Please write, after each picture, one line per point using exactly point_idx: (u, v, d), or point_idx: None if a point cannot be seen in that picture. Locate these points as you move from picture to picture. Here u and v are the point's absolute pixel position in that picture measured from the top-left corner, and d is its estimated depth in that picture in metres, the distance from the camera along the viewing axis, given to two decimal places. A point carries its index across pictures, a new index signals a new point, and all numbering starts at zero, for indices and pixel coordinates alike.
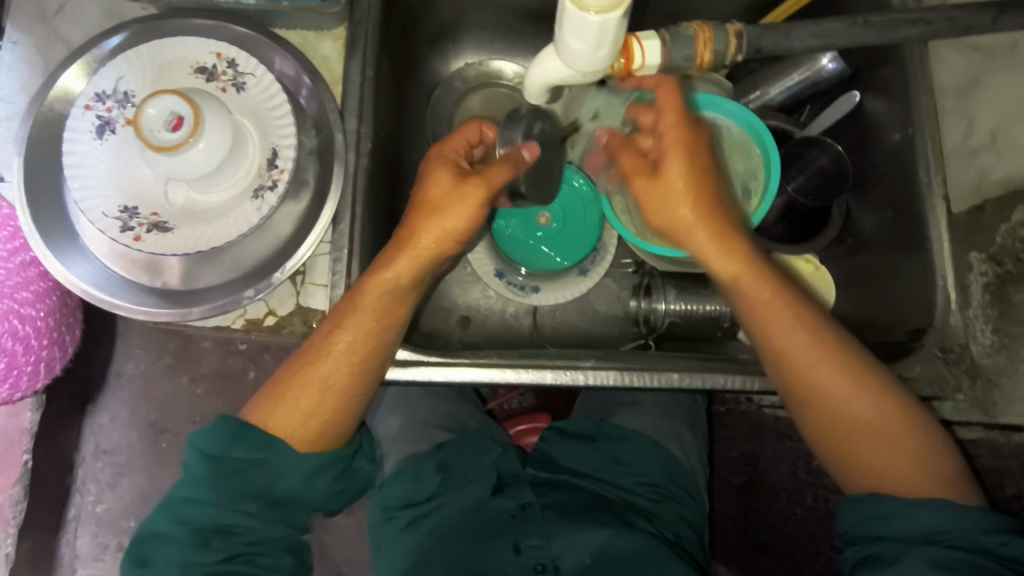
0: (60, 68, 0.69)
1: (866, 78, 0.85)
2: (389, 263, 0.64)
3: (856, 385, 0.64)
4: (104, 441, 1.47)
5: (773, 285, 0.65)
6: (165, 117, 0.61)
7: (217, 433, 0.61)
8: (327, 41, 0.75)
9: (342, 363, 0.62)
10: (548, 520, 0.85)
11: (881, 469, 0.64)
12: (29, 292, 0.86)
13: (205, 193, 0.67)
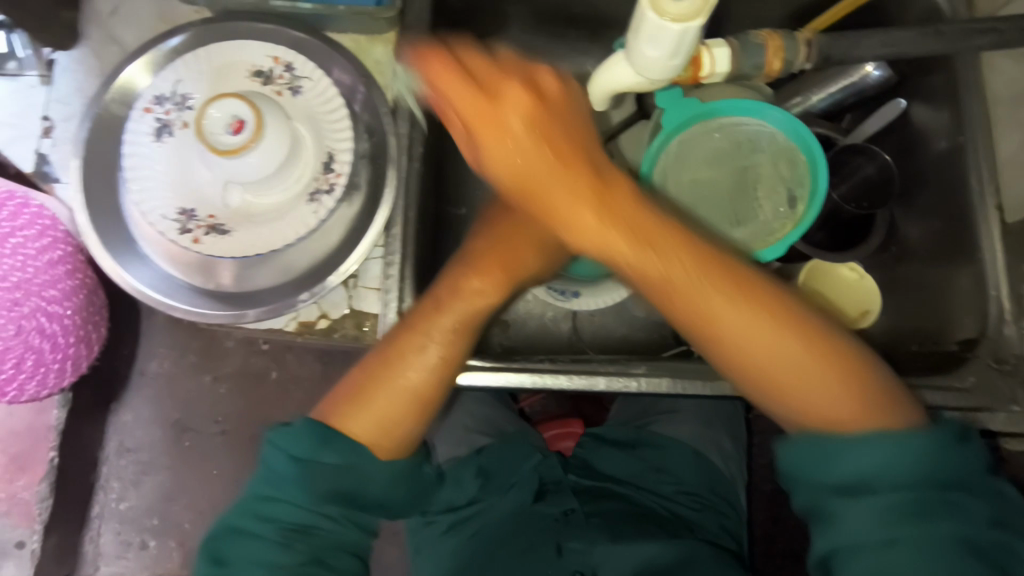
0: (125, 61, 0.69)
1: (914, 86, 0.85)
2: (482, 276, 0.69)
3: (748, 315, 0.56)
4: (128, 439, 1.47)
5: (638, 238, 0.58)
6: (227, 120, 0.62)
7: (304, 435, 0.62)
8: (378, 45, 0.75)
9: (425, 363, 0.66)
10: (593, 528, 0.84)
11: (801, 402, 0.55)
12: (56, 291, 0.90)
13: (260, 196, 0.67)
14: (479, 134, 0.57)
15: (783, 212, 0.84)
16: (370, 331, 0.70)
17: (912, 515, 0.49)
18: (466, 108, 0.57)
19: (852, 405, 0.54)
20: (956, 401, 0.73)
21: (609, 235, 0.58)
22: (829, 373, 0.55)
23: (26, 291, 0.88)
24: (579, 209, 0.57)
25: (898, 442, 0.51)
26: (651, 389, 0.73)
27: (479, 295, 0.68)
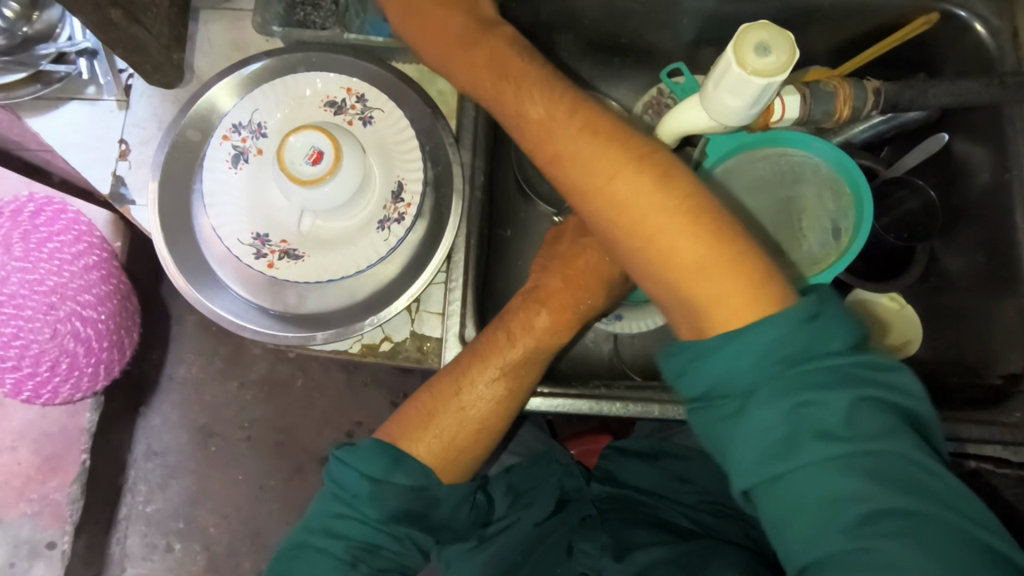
0: (207, 85, 0.73)
1: (956, 121, 0.87)
2: (551, 314, 0.71)
3: (618, 165, 0.54)
4: (156, 442, 1.48)
5: (547, 98, 0.59)
6: (307, 151, 0.65)
7: (378, 455, 0.63)
8: (441, 75, 0.78)
9: (492, 391, 0.68)
10: (609, 524, 0.90)
11: (674, 267, 0.52)
12: (91, 295, 1.05)
13: (331, 222, 0.70)
14: (412, 31, 0.66)
15: (829, 242, 0.86)
16: (431, 354, 0.72)
17: (784, 421, 0.45)
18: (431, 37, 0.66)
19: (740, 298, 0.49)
20: (1000, 436, 0.76)
21: (559, 144, 0.58)
22: (710, 255, 0.51)
23: (61, 297, 1.02)
24: (552, 127, 0.58)
25: (746, 325, 0.47)
26: None
27: (545, 330, 0.71)
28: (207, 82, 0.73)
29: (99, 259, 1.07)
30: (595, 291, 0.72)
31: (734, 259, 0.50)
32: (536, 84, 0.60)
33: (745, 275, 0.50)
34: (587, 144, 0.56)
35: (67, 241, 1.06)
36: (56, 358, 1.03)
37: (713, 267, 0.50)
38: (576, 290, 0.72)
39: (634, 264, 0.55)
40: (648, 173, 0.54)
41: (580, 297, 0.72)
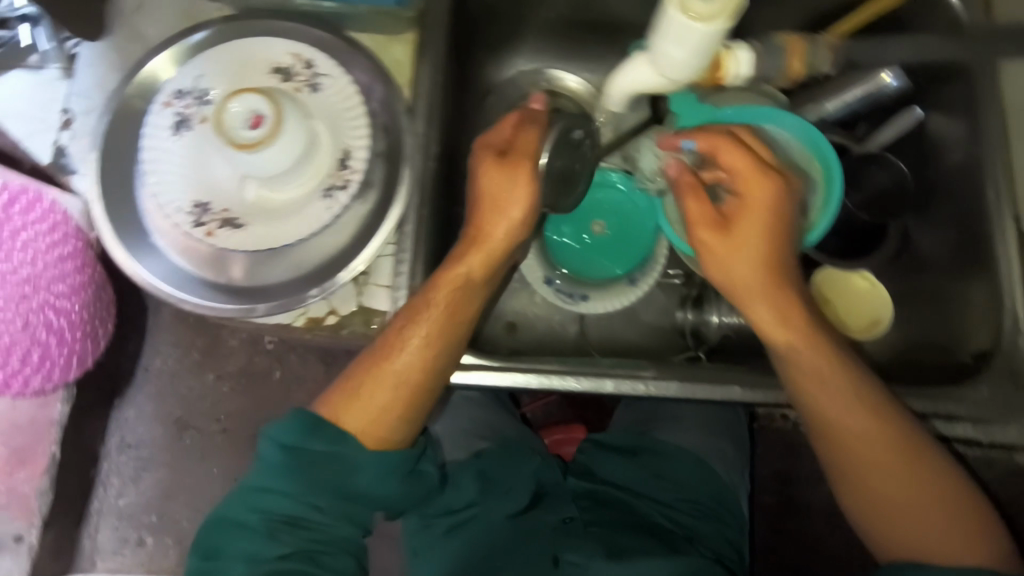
0: (147, 55, 0.70)
1: (932, 96, 0.84)
2: (469, 251, 0.71)
3: (876, 426, 0.63)
4: (129, 435, 1.45)
5: (814, 348, 0.64)
6: (246, 115, 0.62)
7: (294, 426, 0.67)
8: (397, 45, 0.75)
9: (416, 353, 0.68)
10: (589, 537, 0.88)
11: (918, 533, 0.63)
12: (65, 287, 0.97)
13: (277, 193, 0.68)
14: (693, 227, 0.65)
15: (797, 221, 0.79)
16: (378, 328, 0.71)
17: None
18: (732, 165, 0.65)
19: (946, 503, 0.63)
20: (969, 411, 0.71)
21: (802, 360, 0.64)
22: (883, 444, 0.63)
23: (34, 287, 0.94)
24: (760, 279, 0.64)
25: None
26: (659, 393, 0.74)
27: (466, 280, 0.70)
28: (149, 52, 0.70)
29: (76, 248, 0.97)
30: (505, 233, 0.71)
31: (911, 445, 0.63)
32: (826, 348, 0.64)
33: (937, 477, 0.63)
34: (783, 303, 0.65)
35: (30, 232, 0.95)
36: (26, 350, 0.99)
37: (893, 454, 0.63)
38: (479, 218, 0.71)
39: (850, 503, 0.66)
40: (828, 354, 0.64)
41: (484, 228, 0.71)
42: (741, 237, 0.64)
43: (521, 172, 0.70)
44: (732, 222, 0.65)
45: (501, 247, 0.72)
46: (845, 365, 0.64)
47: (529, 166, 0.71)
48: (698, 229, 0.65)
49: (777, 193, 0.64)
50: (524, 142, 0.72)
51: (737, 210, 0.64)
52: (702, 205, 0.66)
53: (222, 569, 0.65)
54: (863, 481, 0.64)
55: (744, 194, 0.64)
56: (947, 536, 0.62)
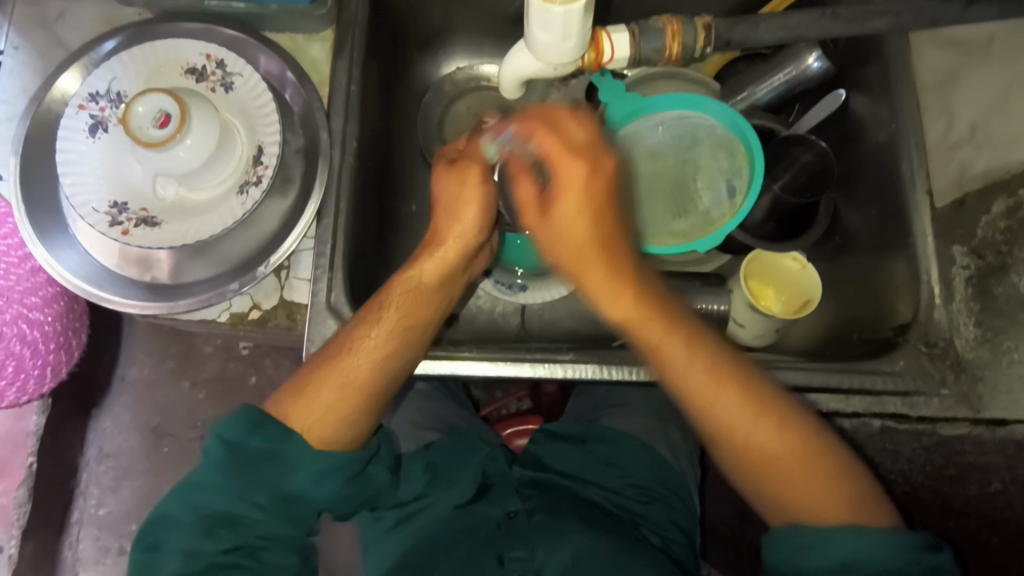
0: (57, 71, 0.73)
1: (850, 77, 0.84)
2: (424, 254, 0.70)
3: (738, 402, 0.65)
4: (107, 444, 1.32)
5: (671, 328, 0.65)
6: (154, 115, 0.64)
7: (237, 422, 0.64)
8: (315, 43, 0.77)
9: (366, 361, 0.67)
10: (534, 528, 0.81)
11: (802, 502, 0.64)
12: (39, 297, 0.85)
13: (195, 190, 0.70)
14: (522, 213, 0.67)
15: (724, 203, 0.83)
16: (301, 322, 0.72)
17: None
18: (545, 152, 0.65)
19: (837, 478, 0.64)
20: (887, 385, 0.72)
21: (649, 337, 0.65)
22: (747, 405, 0.65)
23: (5, 301, 0.82)
24: (588, 254, 0.64)
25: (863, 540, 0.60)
26: (577, 376, 0.73)
27: (418, 283, 0.69)
28: (59, 66, 0.73)
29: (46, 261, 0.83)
30: (458, 239, 0.70)
31: (760, 403, 0.65)
32: (666, 322, 0.65)
33: (812, 440, 0.64)
34: (617, 268, 0.65)
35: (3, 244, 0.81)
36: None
37: (758, 419, 0.64)
38: (438, 223, 0.71)
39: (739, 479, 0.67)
40: (663, 318, 0.65)
41: (441, 234, 0.71)
42: (563, 223, 0.64)
43: (473, 174, 0.70)
44: (551, 204, 0.65)
45: (452, 254, 0.71)
46: (689, 331, 0.66)
47: (484, 170, 0.71)
48: (528, 215, 0.67)
49: (603, 177, 0.64)
50: (475, 144, 0.73)
51: (555, 196, 0.64)
52: (530, 186, 0.67)
53: (159, 564, 0.62)
54: (751, 454, 0.65)
55: (559, 179, 0.64)
56: (830, 503, 0.63)
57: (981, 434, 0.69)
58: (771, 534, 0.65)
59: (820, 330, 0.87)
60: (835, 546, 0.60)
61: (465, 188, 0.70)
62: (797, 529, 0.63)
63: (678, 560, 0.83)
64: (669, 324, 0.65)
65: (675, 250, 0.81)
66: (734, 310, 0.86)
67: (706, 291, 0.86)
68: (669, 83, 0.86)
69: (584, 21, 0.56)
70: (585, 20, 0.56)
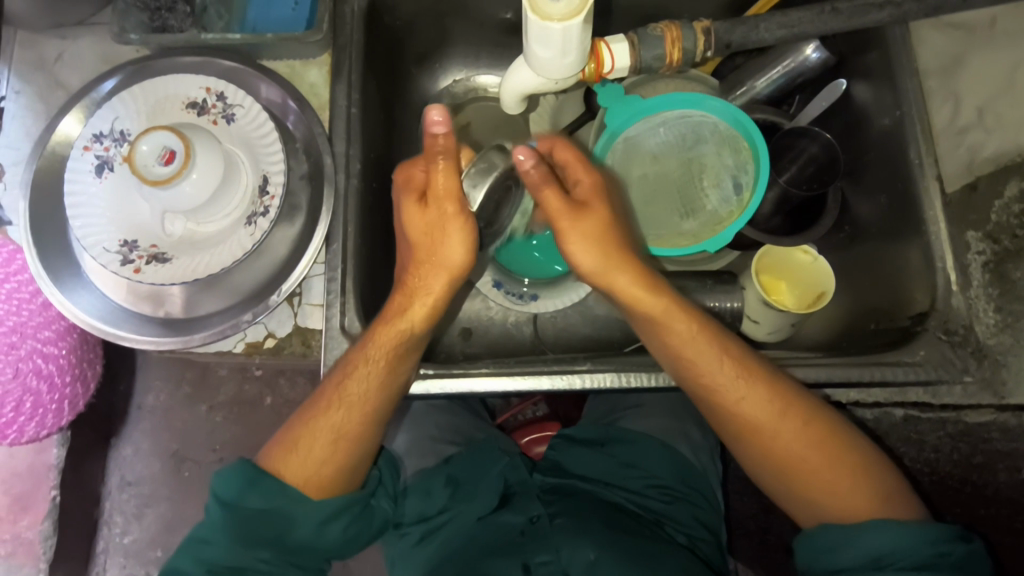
0: (59, 115, 0.73)
1: (850, 66, 0.83)
2: (409, 296, 0.66)
3: (771, 408, 0.65)
4: (129, 472, 1.33)
5: (696, 325, 0.66)
6: (158, 152, 0.64)
7: (234, 477, 0.65)
8: (312, 68, 0.78)
9: (352, 417, 0.67)
10: (557, 530, 0.80)
11: (836, 501, 0.65)
12: (53, 330, 0.82)
13: (201, 223, 0.70)
14: (555, 214, 0.64)
15: (730, 200, 0.82)
16: (316, 347, 0.72)
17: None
18: (563, 156, 0.67)
19: (873, 487, 0.64)
20: (909, 376, 0.71)
21: (679, 333, 0.66)
22: (783, 413, 0.65)
23: (20, 335, 0.80)
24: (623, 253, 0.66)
25: (901, 528, 0.60)
26: (595, 386, 0.73)
27: (408, 332, 0.66)
28: (61, 109, 0.74)
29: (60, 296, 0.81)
30: (446, 282, 0.66)
31: (792, 410, 0.65)
32: (690, 317, 0.67)
33: (836, 441, 0.65)
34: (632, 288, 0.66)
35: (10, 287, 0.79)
36: (15, 398, 0.84)
37: (782, 417, 0.65)
38: (415, 270, 0.66)
39: (772, 484, 0.68)
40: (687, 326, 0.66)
41: (420, 280, 0.66)
42: (596, 221, 0.65)
43: (451, 217, 0.63)
44: (586, 205, 0.65)
45: (443, 288, 0.66)
46: (719, 336, 0.68)
47: (458, 213, 0.64)
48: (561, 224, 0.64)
49: (596, 208, 0.65)
50: (441, 176, 0.63)
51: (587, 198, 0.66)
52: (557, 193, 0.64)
53: None
54: (770, 449, 0.66)
55: (551, 214, 0.65)
56: (857, 499, 0.64)
57: (1007, 419, 0.70)
58: (805, 533, 0.66)
59: (835, 323, 0.86)
60: (865, 540, 0.61)
61: (450, 225, 0.64)
62: (830, 527, 0.63)
63: (705, 558, 0.83)
64: (692, 318, 0.66)
65: (681, 252, 0.81)
66: (747, 306, 0.85)
67: (718, 289, 0.85)
68: (669, 83, 0.86)
69: (583, 33, 0.56)
70: (584, 32, 0.56)
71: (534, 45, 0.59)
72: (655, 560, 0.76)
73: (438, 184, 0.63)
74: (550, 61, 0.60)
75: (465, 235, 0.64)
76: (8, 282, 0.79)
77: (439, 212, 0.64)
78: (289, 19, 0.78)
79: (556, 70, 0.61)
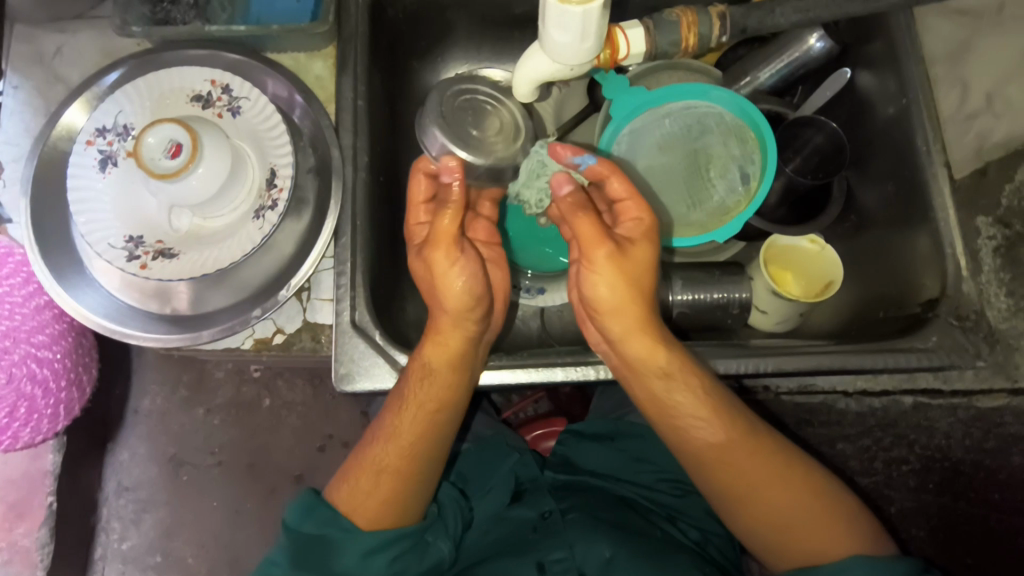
0: (62, 106, 0.72)
1: (855, 55, 0.83)
2: (441, 332, 0.68)
3: (765, 458, 0.66)
4: (125, 477, 1.30)
5: (692, 388, 0.66)
6: (165, 145, 0.63)
7: (297, 505, 0.66)
8: (317, 61, 0.77)
9: (389, 458, 0.68)
10: (570, 527, 0.79)
11: (821, 538, 0.64)
12: (46, 335, 0.79)
13: (208, 218, 0.69)
14: (589, 252, 0.65)
15: (738, 190, 0.82)
16: (327, 343, 0.71)
17: None
18: (622, 188, 0.67)
19: (836, 512, 0.65)
20: (921, 362, 0.71)
21: (668, 398, 0.66)
22: (742, 440, 0.66)
23: (14, 339, 0.77)
24: (641, 306, 0.65)
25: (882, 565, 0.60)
26: (609, 376, 0.73)
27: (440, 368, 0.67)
28: (65, 100, 0.73)
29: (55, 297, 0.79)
30: (476, 321, 0.68)
31: (782, 451, 0.67)
32: (689, 384, 0.66)
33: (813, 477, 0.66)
34: (651, 347, 0.65)
35: (13, 284, 0.76)
36: (10, 403, 0.80)
37: (776, 459, 0.66)
38: (438, 318, 0.68)
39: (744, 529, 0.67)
40: (674, 376, 0.66)
41: (446, 325, 0.68)
42: (638, 257, 0.66)
43: (442, 263, 0.66)
44: (626, 244, 0.66)
45: (473, 332, 0.68)
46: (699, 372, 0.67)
47: (450, 247, 0.66)
48: (591, 258, 0.65)
49: (639, 242, 0.66)
50: (443, 220, 0.66)
51: (629, 239, 0.66)
52: (590, 223, 0.65)
53: None
54: (753, 488, 0.66)
55: (584, 242, 0.66)
56: (833, 532, 0.64)
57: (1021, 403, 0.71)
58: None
59: (843, 311, 0.86)
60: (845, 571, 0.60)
61: (452, 269, 0.66)
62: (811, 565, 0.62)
63: (720, 552, 0.82)
64: (692, 387, 0.66)
65: (688, 241, 0.81)
66: (755, 296, 0.85)
67: (727, 280, 0.84)
68: (673, 73, 0.85)
69: (601, 19, 0.58)
70: (603, 15, 0.57)
71: (552, 30, 0.59)
72: (666, 555, 0.75)
73: (447, 228, 0.66)
74: (566, 46, 0.61)
75: (471, 276, 0.66)
76: (2, 284, 0.76)
77: (441, 262, 0.66)
78: (293, 10, 0.77)
79: (574, 56, 0.62)
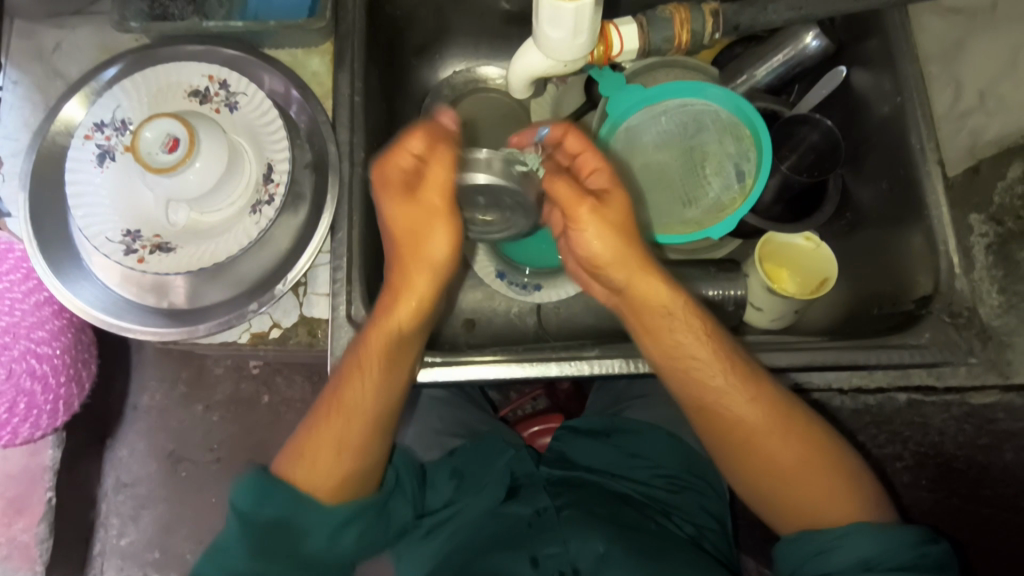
0: (60, 101, 0.72)
1: (850, 54, 0.83)
2: (401, 291, 0.66)
3: (781, 424, 0.66)
4: (124, 473, 1.31)
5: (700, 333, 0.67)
6: (162, 140, 0.63)
7: (248, 488, 0.65)
8: (314, 57, 0.77)
9: (350, 426, 0.68)
10: (565, 522, 0.79)
11: (824, 505, 0.64)
12: (46, 331, 0.80)
13: (205, 213, 0.70)
14: (570, 210, 0.64)
15: (733, 188, 0.82)
16: (323, 337, 0.72)
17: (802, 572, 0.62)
18: (579, 143, 0.67)
19: (848, 483, 0.64)
20: (914, 358, 0.71)
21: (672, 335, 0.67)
22: (755, 402, 0.66)
23: (13, 335, 0.78)
24: (636, 259, 0.65)
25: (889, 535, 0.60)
26: (603, 372, 0.73)
27: (398, 333, 0.66)
28: (63, 96, 0.73)
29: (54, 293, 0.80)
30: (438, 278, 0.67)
31: (790, 416, 0.66)
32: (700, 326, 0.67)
33: (822, 445, 0.66)
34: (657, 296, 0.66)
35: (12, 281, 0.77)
36: (10, 400, 0.80)
37: (783, 427, 0.66)
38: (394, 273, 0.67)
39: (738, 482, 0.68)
40: (676, 316, 0.67)
41: (408, 278, 0.66)
42: (617, 208, 0.65)
43: (440, 228, 0.65)
44: (602, 197, 0.65)
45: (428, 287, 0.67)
46: (702, 316, 0.68)
47: (443, 211, 0.64)
48: (573, 215, 0.64)
49: (611, 193, 0.66)
50: (433, 174, 0.63)
51: (602, 190, 0.66)
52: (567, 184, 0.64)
53: None
54: (756, 455, 0.66)
55: (563, 206, 0.65)
56: (836, 498, 0.64)
57: (1012, 400, 0.71)
58: (786, 540, 0.65)
59: (838, 309, 0.86)
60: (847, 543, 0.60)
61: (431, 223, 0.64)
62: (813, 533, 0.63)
63: (714, 548, 0.82)
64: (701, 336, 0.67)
65: (681, 239, 0.81)
66: (751, 293, 0.85)
67: (722, 278, 0.84)
68: (670, 71, 0.85)
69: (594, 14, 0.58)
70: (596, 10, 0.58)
71: (546, 25, 0.60)
72: (661, 552, 0.75)
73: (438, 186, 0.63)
74: (561, 41, 0.61)
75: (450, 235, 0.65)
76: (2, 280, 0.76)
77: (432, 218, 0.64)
78: (291, 7, 0.77)
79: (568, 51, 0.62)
